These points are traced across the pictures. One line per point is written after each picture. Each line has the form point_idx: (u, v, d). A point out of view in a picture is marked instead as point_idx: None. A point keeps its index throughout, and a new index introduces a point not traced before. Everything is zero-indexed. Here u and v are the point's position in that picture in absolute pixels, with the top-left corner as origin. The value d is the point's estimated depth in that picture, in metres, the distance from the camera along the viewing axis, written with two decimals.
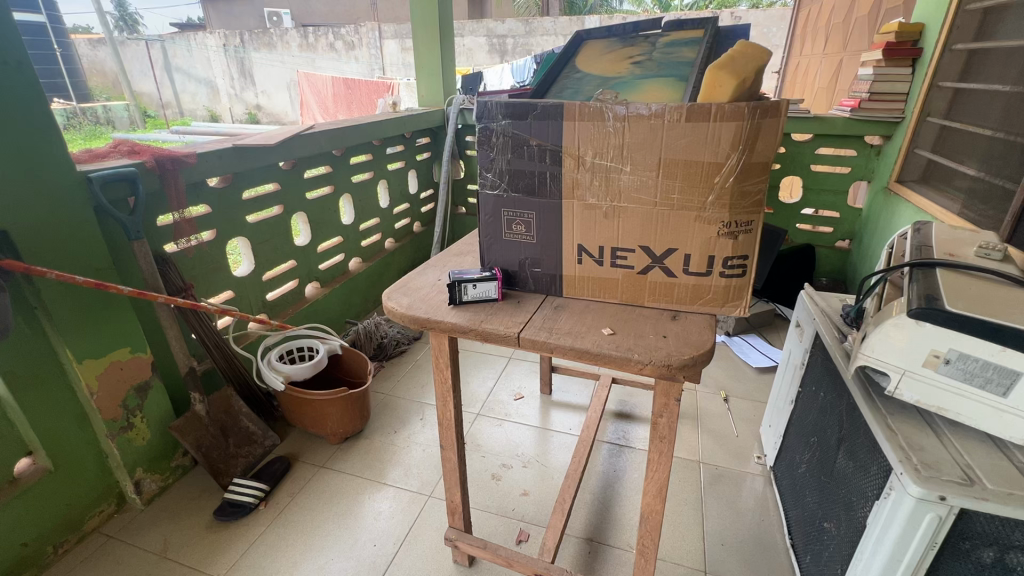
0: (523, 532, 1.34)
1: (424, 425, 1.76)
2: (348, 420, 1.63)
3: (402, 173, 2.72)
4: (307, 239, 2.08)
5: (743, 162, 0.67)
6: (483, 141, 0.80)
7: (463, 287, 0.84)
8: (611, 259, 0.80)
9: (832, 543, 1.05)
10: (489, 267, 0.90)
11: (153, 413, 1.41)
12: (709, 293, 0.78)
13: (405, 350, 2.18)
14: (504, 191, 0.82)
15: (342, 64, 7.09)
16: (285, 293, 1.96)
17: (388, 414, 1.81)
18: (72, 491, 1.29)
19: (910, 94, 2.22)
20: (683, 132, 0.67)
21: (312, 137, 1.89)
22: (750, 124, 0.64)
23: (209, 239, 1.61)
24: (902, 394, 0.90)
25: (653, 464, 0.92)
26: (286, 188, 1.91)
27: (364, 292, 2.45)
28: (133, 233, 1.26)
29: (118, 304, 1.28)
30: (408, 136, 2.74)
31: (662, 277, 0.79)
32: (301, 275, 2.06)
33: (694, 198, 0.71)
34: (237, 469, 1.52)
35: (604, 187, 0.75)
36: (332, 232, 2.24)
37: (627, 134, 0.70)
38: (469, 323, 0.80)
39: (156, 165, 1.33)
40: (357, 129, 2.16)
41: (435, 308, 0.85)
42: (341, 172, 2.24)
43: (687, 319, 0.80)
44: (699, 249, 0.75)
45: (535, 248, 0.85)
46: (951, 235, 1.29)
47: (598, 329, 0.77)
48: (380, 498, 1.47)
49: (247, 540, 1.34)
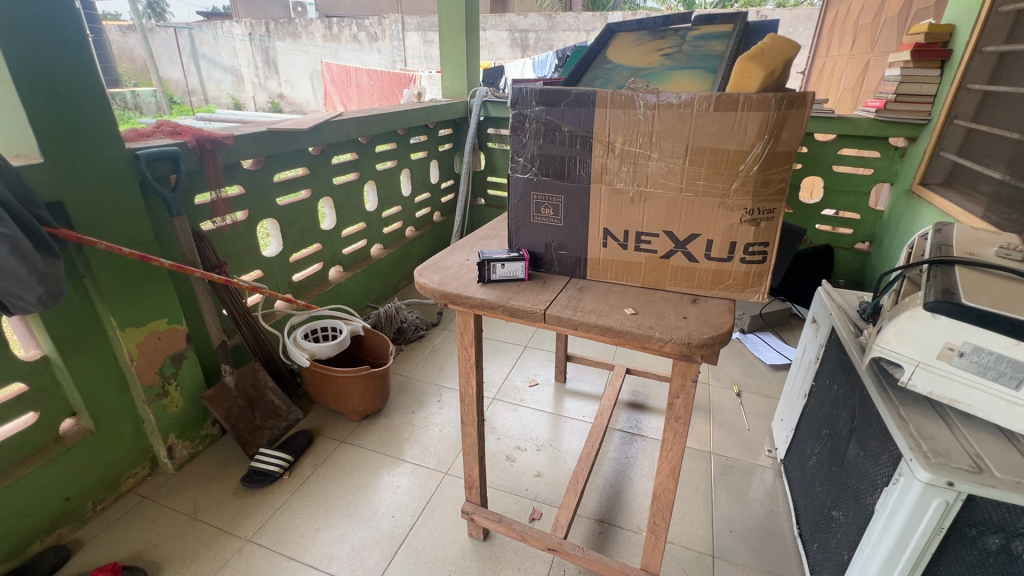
0: (536, 510, 1.38)
1: (441, 407, 1.81)
2: (368, 398, 1.69)
3: (424, 163, 2.77)
4: (332, 223, 2.14)
5: (768, 151, 0.69)
6: (516, 126, 0.83)
7: (492, 266, 0.88)
8: (635, 243, 0.84)
9: (840, 530, 1.07)
10: (516, 248, 0.94)
11: (187, 382, 1.48)
12: (729, 278, 0.82)
13: (423, 335, 2.23)
14: (534, 175, 0.85)
15: (364, 55, 7.18)
16: (310, 275, 2.02)
17: (407, 394, 1.86)
18: (110, 452, 1.37)
19: (937, 96, 2.20)
20: (712, 121, 0.70)
21: (341, 124, 1.94)
22: (776, 115, 0.67)
23: (242, 218, 1.67)
24: (915, 385, 0.93)
25: (668, 444, 0.95)
26: (314, 172, 1.96)
27: (385, 278, 2.51)
28: (175, 209, 1.33)
29: (158, 277, 1.34)
30: (431, 126, 2.78)
31: (684, 262, 0.83)
32: (325, 258, 2.12)
33: (719, 185, 0.74)
34: (263, 440, 1.59)
35: (632, 173, 0.78)
36: (356, 218, 2.30)
37: (657, 121, 0.73)
38: (497, 300, 0.84)
39: (197, 145, 1.39)
40: (383, 117, 2.20)
41: (465, 285, 0.89)
42: (366, 160, 2.29)
43: (706, 303, 0.83)
44: (721, 235, 0.78)
45: (562, 231, 0.89)
46: (972, 235, 1.30)
47: (621, 309, 0.81)
48: (398, 473, 1.52)
49: (272, 506, 1.41)
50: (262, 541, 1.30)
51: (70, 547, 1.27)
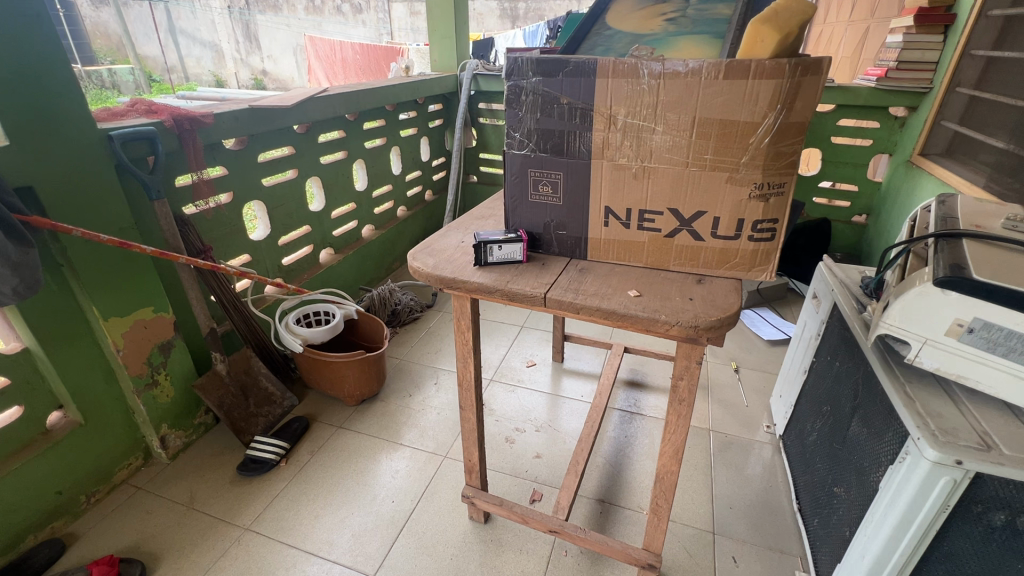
0: (537, 492, 1.38)
1: (438, 389, 1.79)
2: (364, 383, 1.66)
3: (414, 140, 2.69)
4: (321, 204, 2.08)
5: (780, 122, 0.65)
6: (511, 97, 0.79)
7: (489, 248, 0.84)
8: (638, 222, 0.81)
9: (841, 507, 1.07)
10: (514, 228, 0.90)
11: (177, 371, 1.44)
12: (735, 258, 0.79)
13: (418, 317, 2.20)
14: (532, 151, 0.81)
15: (348, 28, 6.95)
16: (300, 258, 1.98)
17: (402, 378, 1.84)
18: (101, 443, 1.34)
19: (940, 64, 2.15)
20: (722, 90, 0.66)
21: (327, 100, 1.86)
22: (790, 83, 0.63)
23: (227, 201, 1.61)
24: (921, 362, 0.91)
25: (671, 427, 0.94)
26: (300, 151, 1.89)
27: (377, 259, 2.46)
28: (154, 192, 1.27)
29: (141, 264, 1.29)
30: (420, 101, 2.69)
31: (689, 241, 0.79)
32: (315, 240, 2.07)
33: (728, 158, 0.70)
34: (258, 427, 1.56)
35: (635, 147, 0.74)
36: (346, 199, 2.23)
37: (663, 91, 0.69)
38: (495, 284, 0.80)
39: (175, 124, 1.32)
40: (370, 92, 2.12)
41: (461, 268, 0.85)
42: (354, 138, 2.21)
43: (712, 283, 0.80)
44: (729, 212, 0.74)
45: (561, 211, 0.85)
46: (977, 207, 1.27)
47: (624, 291, 0.78)
48: (396, 457, 1.51)
49: (270, 494, 1.39)
50: (261, 529, 1.29)
51: (65, 540, 1.25)
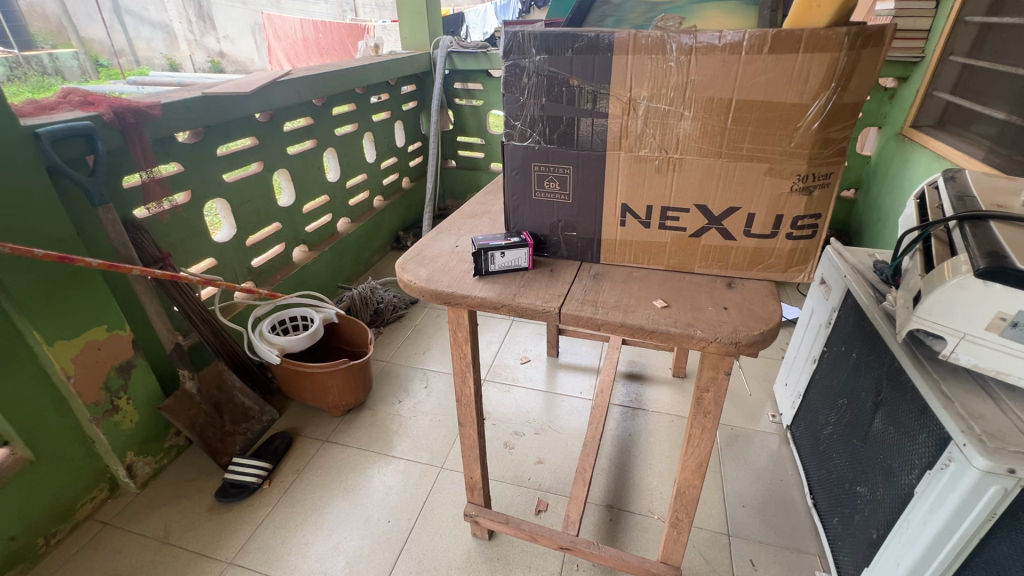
0: (542, 501, 1.30)
1: (428, 393, 1.69)
2: (350, 392, 1.55)
3: (387, 125, 2.53)
4: (291, 199, 1.92)
5: (833, 104, 0.56)
6: (510, 79, 0.67)
7: (490, 255, 0.73)
8: (659, 221, 0.71)
9: (866, 507, 1.02)
10: (515, 231, 0.79)
11: (140, 394, 1.30)
12: (770, 258, 0.70)
13: (402, 315, 2.08)
14: (536, 142, 0.70)
15: (309, 5, 6.59)
16: (271, 258, 1.83)
17: (389, 382, 1.74)
18: (58, 479, 1.20)
19: (932, 31, 2.09)
20: (766, 67, 0.55)
21: (290, 84, 1.69)
22: (848, 57, 0.53)
23: (184, 201, 1.45)
24: (958, 357, 0.85)
25: (694, 441, 0.86)
26: (264, 142, 1.73)
27: (355, 254, 2.32)
28: (96, 197, 1.12)
29: (87, 279, 1.14)
30: (392, 83, 2.51)
31: (718, 240, 0.70)
32: (287, 238, 1.92)
33: (769, 146, 0.60)
34: (236, 447, 1.44)
35: (659, 136, 0.64)
36: (317, 191, 2.08)
37: (693, 70, 0.58)
38: (500, 298, 0.70)
39: (116, 117, 1.16)
40: (338, 74, 1.95)
41: (458, 280, 0.74)
42: (323, 124, 2.05)
43: (745, 287, 0.71)
44: (766, 208, 0.65)
45: (570, 209, 0.74)
46: (991, 184, 1.21)
47: (649, 301, 0.69)
48: (389, 472, 1.41)
49: (254, 522, 1.28)
50: (245, 562, 1.18)
51: None
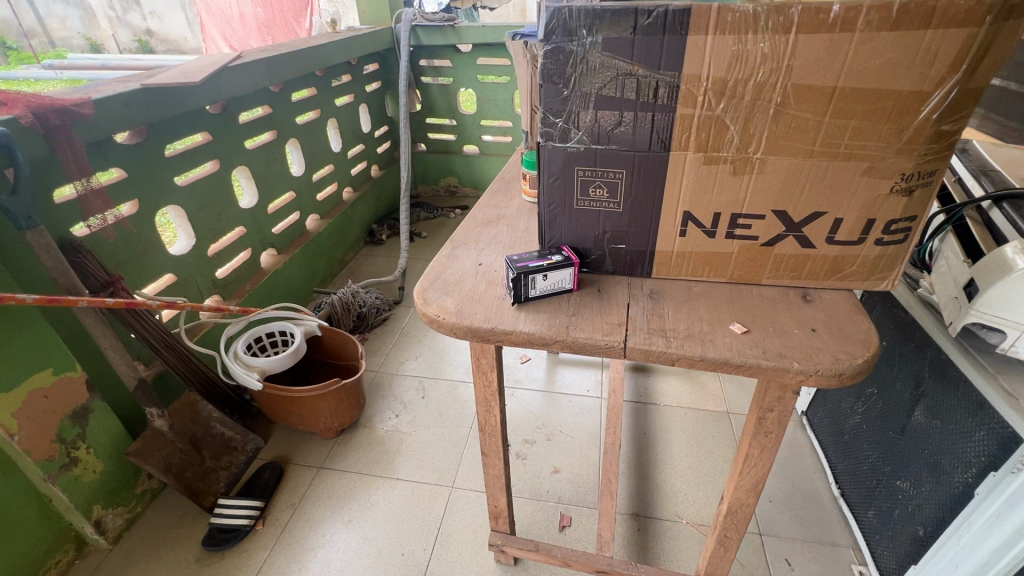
0: (565, 516, 1.22)
1: (427, 404, 1.57)
2: (342, 412, 1.41)
3: (352, 109, 2.32)
4: (254, 199, 1.73)
5: (959, 91, 0.47)
6: (549, 67, 0.55)
7: (531, 279, 0.62)
8: (726, 229, 0.61)
9: (909, 502, 0.99)
10: (552, 245, 0.68)
11: (101, 440, 1.13)
12: (851, 266, 0.61)
13: (387, 317, 1.93)
14: (582, 142, 0.58)
15: None
16: (237, 267, 1.64)
17: (382, 395, 1.61)
18: (12, 549, 1.03)
19: None
20: (885, 46, 0.45)
21: (243, 69, 1.48)
22: (986, 34, 0.44)
23: (130, 212, 1.25)
24: (1020, 351, 0.78)
25: (751, 461, 0.79)
26: (218, 137, 1.52)
27: (328, 253, 2.14)
28: (23, 220, 0.92)
29: (22, 318, 0.96)
30: (353, 62, 2.29)
31: (794, 249, 0.61)
32: (252, 242, 1.72)
33: (874, 142, 0.51)
34: (220, 485, 1.30)
35: (739, 133, 0.53)
36: (282, 188, 1.88)
37: (791, 52, 0.47)
38: (550, 333, 0.59)
39: (37, 120, 0.95)
40: (296, 55, 1.74)
41: (494, 310, 0.63)
42: (282, 113, 1.83)
43: (824, 300, 0.62)
44: (857, 212, 0.56)
45: (620, 219, 0.64)
46: (1011, 155, 1.17)
47: (723, 326, 0.59)
48: (396, 497, 1.30)
49: (251, 569, 1.15)
50: None
51: None
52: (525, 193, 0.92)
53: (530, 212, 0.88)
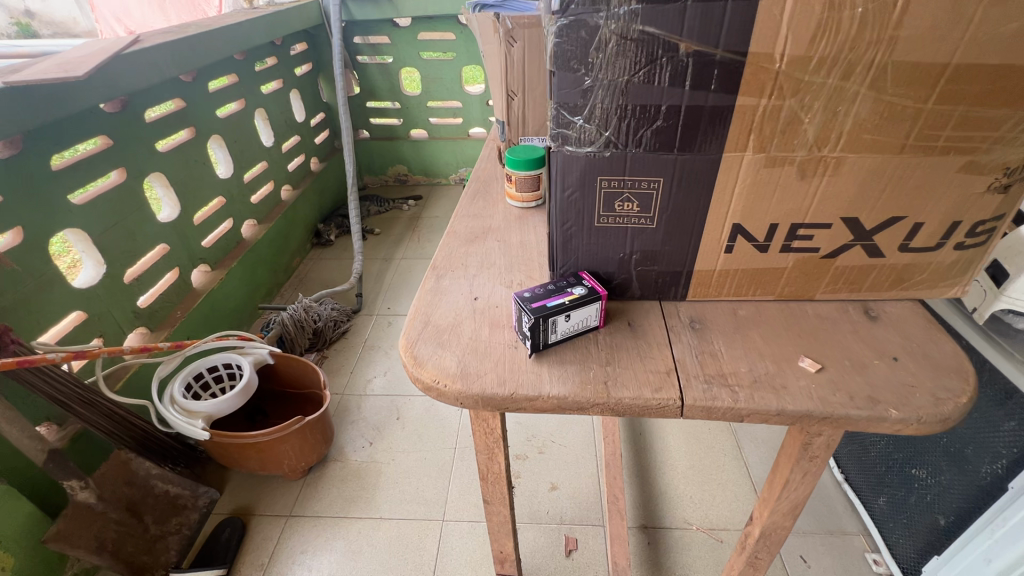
0: (570, 538, 1.13)
1: (403, 426, 1.42)
2: (308, 450, 1.24)
3: (281, 96, 2.05)
4: (175, 210, 1.47)
5: None
6: (565, 49, 0.41)
7: (551, 323, 0.49)
8: (782, 242, 0.50)
9: (927, 491, 0.96)
10: (567, 272, 0.55)
11: (8, 531, 0.92)
12: (921, 275, 0.52)
13: (346, 330, 1.75)
14: (609, 145, 0.45)
15: None
16: (163, 292, 1.40)
17: (351, 420, 1.44)
18: None
19: None
20: (1020, 9, 0.34)
21: (143, 56, 1.22)
22: None
23: (12, 244, 1.00)
24: None
25: (792, 485, 0.71)
26: (119, 140, 1.26)
27: (270, 262, 1.91)
28: None
29: None
30: (277, 42, 2.01)
31: (859, 259, 0.51)
32: (179, 261, 1.48)
33: (982, 131, 0.40)
34: (171, 553, 1.11)
35: (816, 127, 0.41)
36: (208, 193, 1.62)
37: (900, 20, 0.36)
38: (586, 393, 0.46)
39: None
40: (209, 37, 1.47)
41: (507, 365, 0.49)
42: (199, 105, 1.57)
43: (892, 316, 0.53)
44: (941, 215, 0.46)
45: (653, 237, 0.51)
46: None
47: (791, 363, 0.48)
48: (381, 540, 1.16)
49: None
50: None
51: None
52: (511, 197, 0.78)
53: (521, 222, 0.74)
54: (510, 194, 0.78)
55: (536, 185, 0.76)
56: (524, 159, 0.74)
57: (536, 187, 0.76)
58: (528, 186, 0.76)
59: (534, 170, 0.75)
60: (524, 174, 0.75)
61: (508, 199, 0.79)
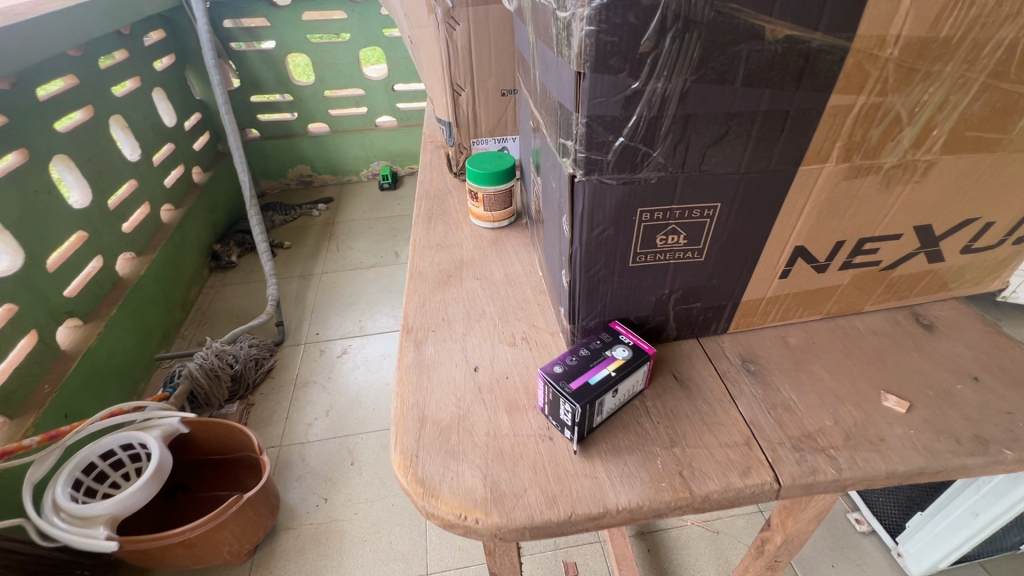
0: (568, 564, 1.05)
1: (360, 472, 1.25)
2: (251, 530, 1.04)
3: (141, 97, 1.68)
4: (17, 258, 1.14)
5: None
6: (606, 42, 0.28)
7: (598, 405, 0.37)
8: (844, 259, 0.42)
9: None
10: (592, 323, 0.43)
11: None
12: (971, 274, 0.47)
13: (271, 368, 1.51)
14: (657, 168, 0.34)
15: None
16: (19, 367, 1.09)
17: (296, 476, 1.24)
18: None
19: None
20: None
21: None
22: None
23: None
24: None
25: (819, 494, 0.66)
26: None
27: (161, 301, 1.59)
28: None
29: None
30: (124, 30, 1.64)
31: (918, 267, 0.45)
32: (34, 322, 1.16)
33: None
34: None
35: (916, 127, 0.33)
36: (61, 230, 1.28)
37: None
38: (664, 494, 0.35)
39: None
40: (26, 28, 1.13)
41: (549, 468, 0.37)
42: (28, 118, 1.22)
43: (947, 320, 0.48)
44: (1014, 211, 0.41)
45: (699, 271, 0.41)
46: None
47: (875, 403, 0.41)
48: None
49: None
50: None
51: None
52: (477, 216, 0.64)
53: (497, 249, 0.61)
54: (475, 213, 0.64)
55: (507, 200, 0.63)
56: (488, 170, 0.60)
57: (507, 203, 0.63)
58: (498, 202, 0.62)
59: (502, 182, 0.61)
60: (491, 188, 0.61)
61: (473, 220, 0.65)
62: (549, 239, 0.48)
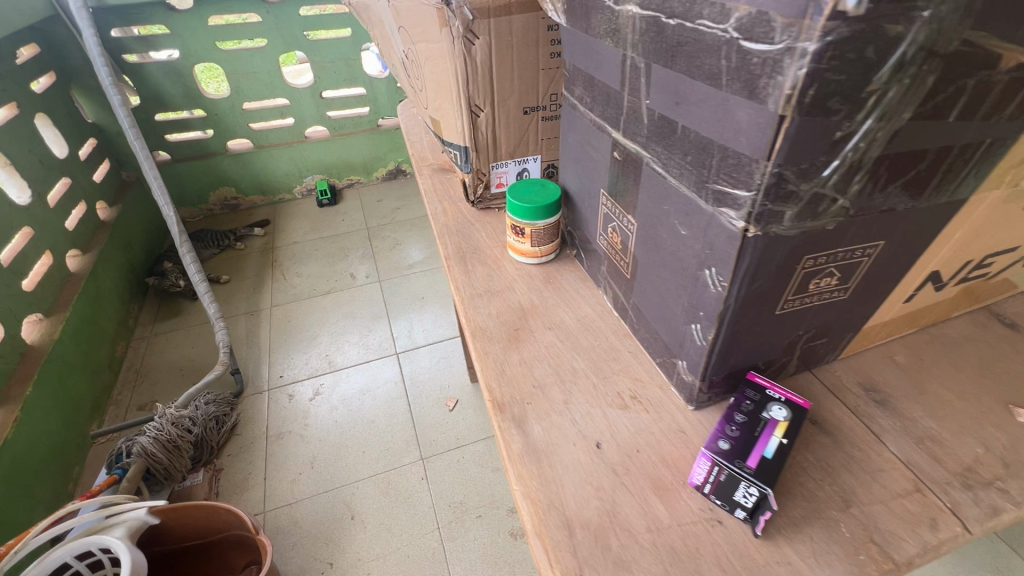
0: None
1: (364, 525, 1.14)
2: None
3: (22, 127, 1.40)
4: None
5: None
6: (832, 81, 0.24)
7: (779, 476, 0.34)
8: (961, 276, 0.41)
9: None
10: (725, 377, 0.39)
11: None
12: None
13: (235, 424, 1.34)
14: (841, 213, 0.30)
15: None
16: None
17: (291, 544, 1.11)
18: None
19: None
20: None
21: None
22: None
23: None
24: None
25: None
26: None
27: (85, 365, 1.35)
28: None
29: None
30: None
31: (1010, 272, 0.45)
32: None
33: None
34: None
35: None
36: None
37: None
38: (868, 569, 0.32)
39: None
40: None
41: (736, 561, 0.32)
42: None
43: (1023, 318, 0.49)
44: None
45: (838, 308, 0.38)
46: None
47: (1007, 422, 0.40)
48: None
49: None
50: None
51: None
52: (524, 253, 0.57)
53: (554, 288, 0.55)
54: (521, 250, 0.57)
55: (555, 231, 0.56)
56: (534, 202, 0.54)
57: (555, 233, 0.56)
58: (547, 235, 0.56)
59: (550, 213, 0.54)
60: (539, 221, 0.54)
61: (519, 257, 0.58)
62: (649, 283, 0.42)
